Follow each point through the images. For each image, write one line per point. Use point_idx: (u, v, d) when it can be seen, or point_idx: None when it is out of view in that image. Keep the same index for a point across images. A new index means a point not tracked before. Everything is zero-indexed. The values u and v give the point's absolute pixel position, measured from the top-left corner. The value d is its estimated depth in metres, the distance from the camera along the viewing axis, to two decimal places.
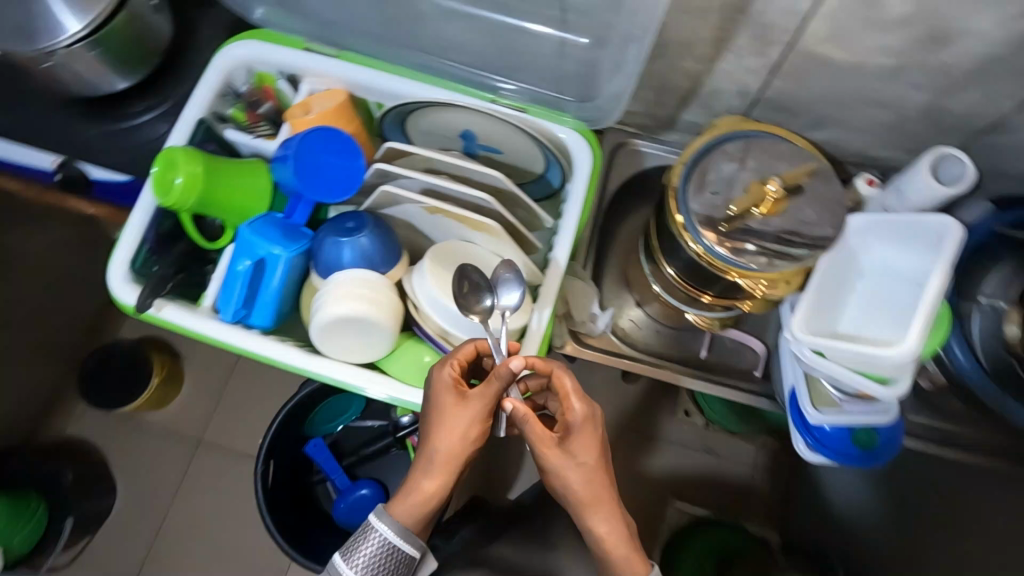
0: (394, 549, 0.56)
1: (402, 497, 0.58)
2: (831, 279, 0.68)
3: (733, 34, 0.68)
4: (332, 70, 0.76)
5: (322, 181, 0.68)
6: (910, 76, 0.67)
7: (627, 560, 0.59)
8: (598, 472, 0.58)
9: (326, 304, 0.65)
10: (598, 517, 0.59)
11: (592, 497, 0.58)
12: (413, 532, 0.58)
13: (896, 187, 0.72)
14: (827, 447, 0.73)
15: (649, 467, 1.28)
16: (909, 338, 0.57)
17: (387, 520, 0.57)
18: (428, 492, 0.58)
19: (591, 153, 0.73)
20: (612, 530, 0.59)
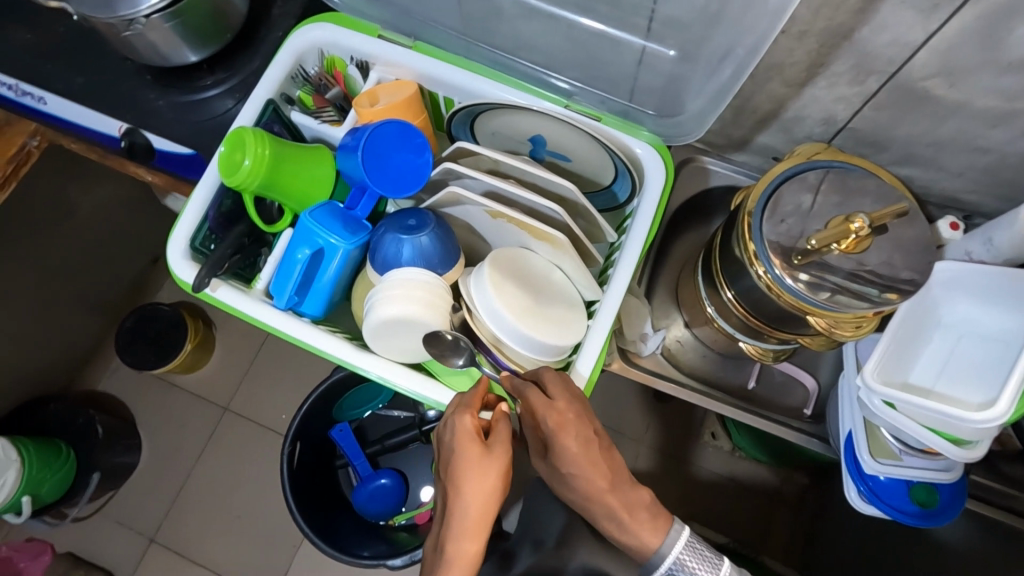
0: None
1: (442, 563, 0.55)
2: (899, 336, 0.64)
3: (830, 60, 0.64)
4: (404, 60, 0.75)
5: (389, 176, 0.67)
6: (1019, 122, 0.62)
7: (643, 538, 0.59)
8: (593, 466, 0.58)
9: (381, 303, 0.63)
10: (608, 501, 0.59)
11: (594, 489, 0.58)
12: None
13: (985, 235, 0.66)
14: (882, 500, 0.69)
15: (671, 487, 1.26)
16: (999, 404, 0.54)
17: None
18: (464, 557, 0.55)
19: (664, 168, 0.70)
20: (624, 515, 0.59)
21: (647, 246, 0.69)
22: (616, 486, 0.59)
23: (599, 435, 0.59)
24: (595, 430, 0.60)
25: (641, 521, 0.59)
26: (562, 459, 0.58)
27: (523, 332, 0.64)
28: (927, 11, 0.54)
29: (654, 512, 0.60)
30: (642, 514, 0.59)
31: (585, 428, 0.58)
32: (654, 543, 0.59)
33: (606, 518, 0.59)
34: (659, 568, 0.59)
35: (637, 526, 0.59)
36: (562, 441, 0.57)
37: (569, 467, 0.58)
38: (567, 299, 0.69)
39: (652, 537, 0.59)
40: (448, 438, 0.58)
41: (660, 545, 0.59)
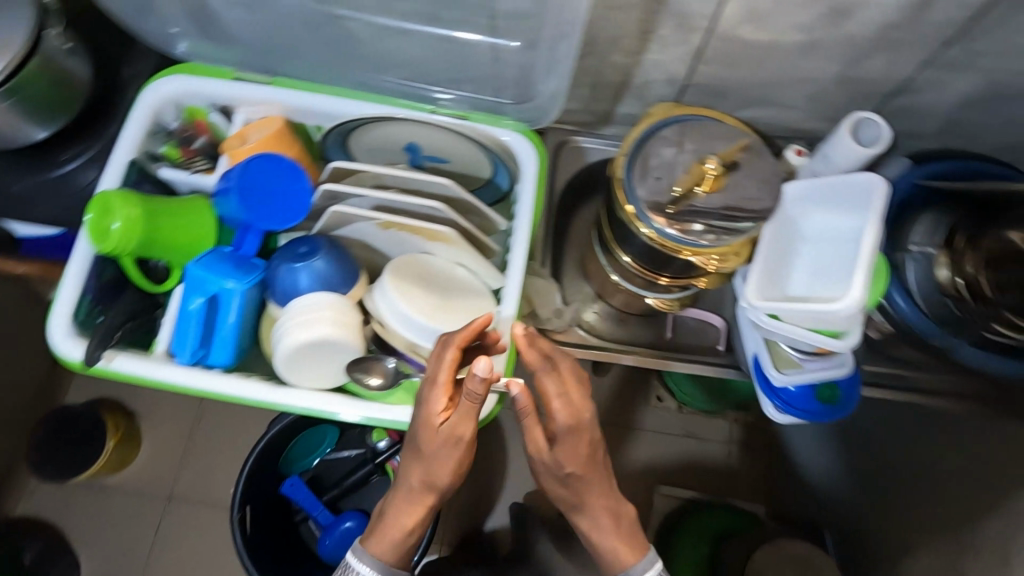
0: None
1: (387, 533, 0.60)
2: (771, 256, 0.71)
3: (656, 25, 0.71)
4: (267, 97, 0.75)
5: (271, 209, 0.67)
6: (822, 49, 0.71)
7: (616, 552, 0.61)
8: (589, 475, 0.59)
9: (288, 332, 0.63)
10: (588, 515, 0.61)
11: (583, 498, 0.60)
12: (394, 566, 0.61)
13: (823, 152, 0.75)
14: (795, 407, 0.76)
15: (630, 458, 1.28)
16: (855, 290, 0.61)
17: (369, 558, 0.60)
18: (408, 528, 0.60)
19: (537, 153, 0.74)
20: (609, 524, 0.61)
21: (535, 223, 0.72)
22: (604, 498, 0.61)
23: (593, 453, 0.58)
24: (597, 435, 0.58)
25: (623, 534, 0.61)
26: (559, 462, 0.57)
27: (434, 327, 0.66)
28: None
29: (627, 526, 0.62)
30: (623, 529, 0.61)
31: (581, 446, 0.57)
32: (629, 562, 0.61)
33: (587, 523, 0.61)
34: None
35: (614, 541, 0.61)
36: (552, 444, 0.57)
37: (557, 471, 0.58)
38: (472, 291, 0.71)
39: (628, 554, 0.61)
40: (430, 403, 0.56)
41: (637, 563, 0.61)
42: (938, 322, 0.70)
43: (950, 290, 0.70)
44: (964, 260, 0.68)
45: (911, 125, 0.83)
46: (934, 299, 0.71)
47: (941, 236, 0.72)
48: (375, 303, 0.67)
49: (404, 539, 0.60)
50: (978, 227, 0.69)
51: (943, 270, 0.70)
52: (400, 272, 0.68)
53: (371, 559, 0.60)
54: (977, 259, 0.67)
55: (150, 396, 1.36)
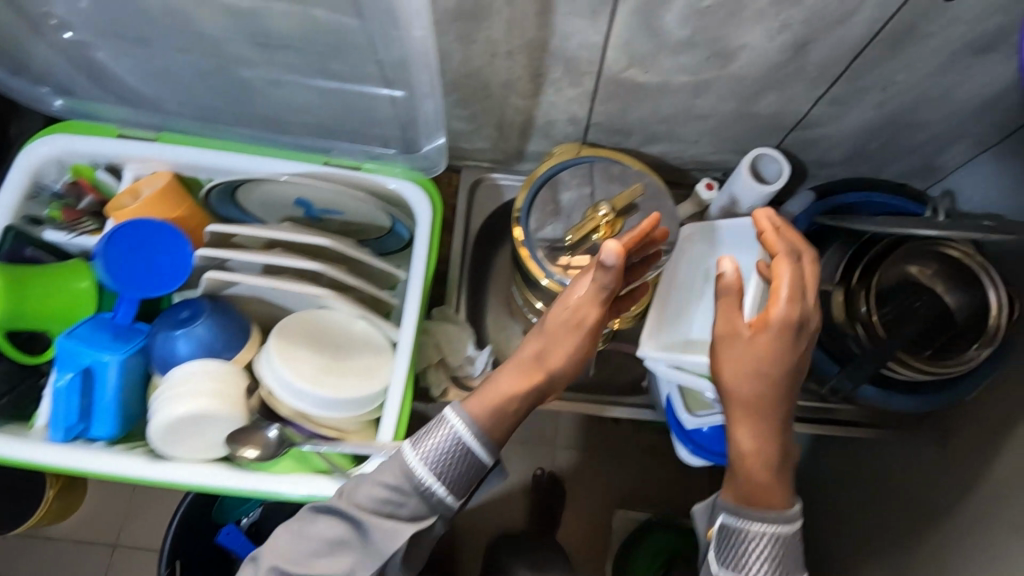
0: (465, 449, 0.52)
1: (478, 392, 0.55)
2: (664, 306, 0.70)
3: (546, 69, 0.70)
4: (154, 154, 0.73)
5: (145, 276, 0.65)
6: (714, 89, 0.71)
7: (763, 486, 0.51)
8: (778, 383, 0.52)
9: (162, 406, 0.61)
10: (763, 431, 0.53)
11: (754, 403, 0.52)
12: (487, 441, 0.53)
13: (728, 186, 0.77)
14: (706, 449, 0.75)
15: None
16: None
17: (461, 416, 0.53)
18: (513, 397, 0.54)
19: (432, 204, 0.72)
20: (751, 462, 0.52)
21: (429, 276, 0.70)
22: (784, 419, 0.54)
23: (806, 346, 0.53)
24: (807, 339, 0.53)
25: (759, 476, 0.52)
26: (729, 356, 0.53)
27: (321, 394, 0.63)
28: (592, 16, 0.61)
29: (764, 442, 0.53)
30: (766, 452, 0.52)
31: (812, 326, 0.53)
32: (776, 502, 0.51)
33: (743, 436, 0.53)
34: (741, 524, 0.50)
35: (745, 475, 0.52)
36: (750, 347, 0.52)
37: (737, 367, 0.52)
38: (369, 347, 0.69)
39: (777, 497, 0.51)
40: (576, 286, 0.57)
41: (783, 512, 0.50)
42: (837, 359, 0.70)
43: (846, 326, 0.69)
44: (857, 301, 0.68)
45: (817, 155, 0.83)
46: (833, 335, 0.70)
47: (838, 275, 0.71)
48: (262, 371, 0.65)
49: (503, 408, 0.54)
50: (875, 264, 0.69)
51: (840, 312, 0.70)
52: (289, 332, 0.66)
53: (468, 417, 0.53)
54: (868, 300, 0.68)
55: None
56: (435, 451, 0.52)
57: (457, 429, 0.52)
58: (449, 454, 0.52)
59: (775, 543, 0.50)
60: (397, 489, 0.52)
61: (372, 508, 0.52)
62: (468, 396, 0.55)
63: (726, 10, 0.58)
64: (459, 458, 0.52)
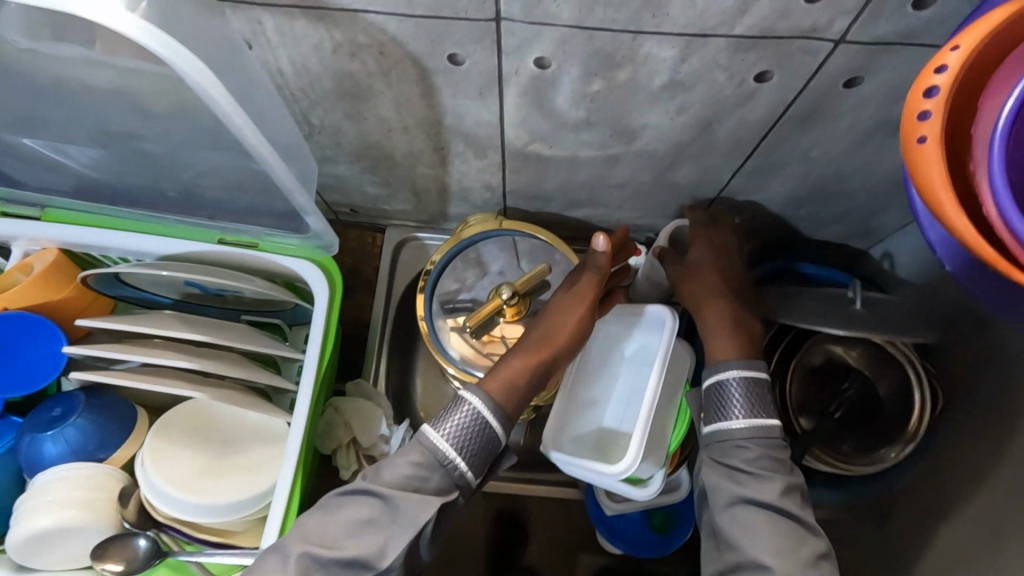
0: (485, 424, 0.53)
1: (493, 371, 0.57)
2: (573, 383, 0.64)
3: (447, 143, 0.67)
4: (36, 232, 0.69)
5: (15, 371, 0.61)
6: (625, 161, 0.67)
7: (718, 345, 0.58)
8: (707, 281, 0.64)
9: (20, 517, 0.57)
10: (711, 310, 0.61)
11: (698, 311, 0.62)
12: (503, 407, 0.54)
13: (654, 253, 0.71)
14: (623, 538, 0.72)
15: None
16: (632, 450, 0.56)
17: (481, 396, 0.54)
18: (523, 373, 0.57)
19: (328, 285, 0.68)
20: (707, 329, 0.60)
21: (319, 365, 0.65)
22: (737, 316, 0.61)
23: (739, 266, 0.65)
24: (733, 246, 0.68)
25: (722, 339, 0.59)
26: (705, 299, 0.62)
27: (197, 500, 0.60)
28: (480, 97, 0.57)
29: (746, 328, 0.60)
30: (743, 330, 0.59)
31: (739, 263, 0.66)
32: (724, 351, 0.58)
33: (708, 319, 0.61)
34: (711, 378, 0.57)
35: (714, 344, 0.58)
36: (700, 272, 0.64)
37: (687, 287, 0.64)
38: (257, 440, 0.64)
39: (727, 348, 0.58)
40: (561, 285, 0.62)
41: (739, 359, 0.56)
42: None
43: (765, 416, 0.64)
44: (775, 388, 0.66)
45: (747, 219, 0.79)
46: None
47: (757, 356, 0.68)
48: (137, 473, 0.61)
49: (511, 377, 0.56)
50: (794, 346, 0.67)
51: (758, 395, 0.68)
52: (167, 432, 0.63)
53: (484, 394, 0.54)
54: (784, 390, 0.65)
55: None
56: (457, 428, 0.53)
57: (477, 407, 0.53)
58: (471, 430, 0.52)
59: (746, 393, 0.55)
60: (422, 466, 0.52)
61: (398, 484, 0.51)
62: (483, 378, 0.56)
63: (618, 93, 0.54)
64: (477, 432, 0.53)
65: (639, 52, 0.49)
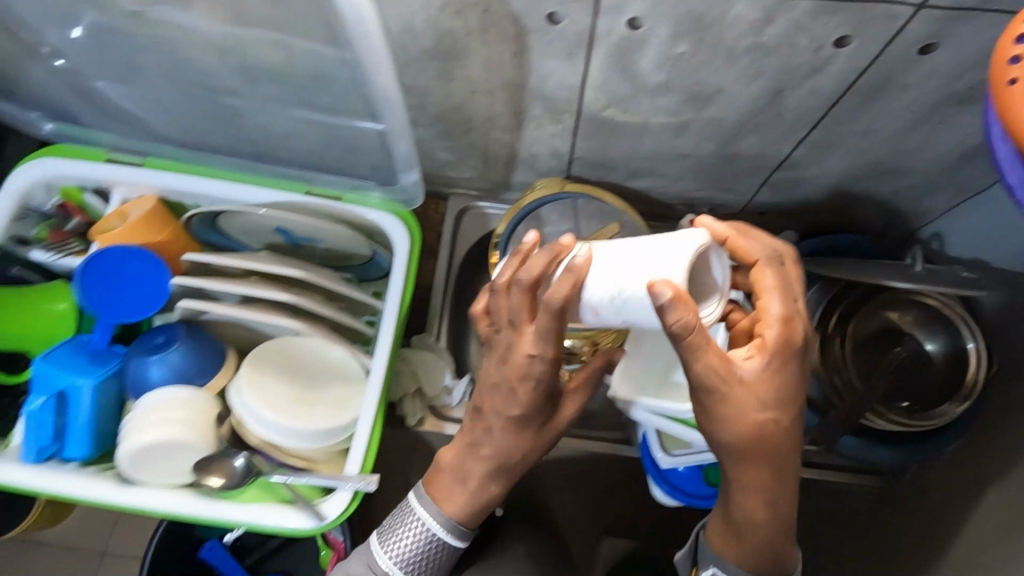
0: (439, 540, 0.53)
1: (445, 486, 0.53)
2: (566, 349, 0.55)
3: (525, 107, 0.71)
4: (139, 179, 0.74)
5: (123, 300, 0.65)
6: (695, 130, 0.70)
7: (756, 549, 0.49)
8: (757, 444, 0.46)
9: (132, 432, 0.61)
10: (755, 487, 0.48)
11: (728, 462, 0.48)
12: (462, 525, 0.53)
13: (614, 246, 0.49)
14: (681, 490, 0.75)
15: None
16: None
17: (430, 506, 0.53)
18: (485, 484, 0.52)
19: (410, 233, 0.72)
20: (733, 491, 0.49)
21: (404, 308, 0.70)
22: (773, 489, 0.48)
23: (773, 413, 0.45)
24: (794, 387, 0.45)
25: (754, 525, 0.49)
26: (746, 483, 0.48)
27: (287, 424, 0.64)
28: (568, 58, 0.61)
29: (777, 511, 0.49)
30: (778, 522, 0.49)
31: (768, 404, 0.45)
32: (732, 556, 0.50)
33: (737, 490, 0.49)
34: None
35: (727, 532, 0.51)
36: (745, 418, 0.44)
37: (729, 433, 0.45)
38: (337, 378, 0.69)
39: (738, 555, 0.50)
40: (510, 387, 0.48)
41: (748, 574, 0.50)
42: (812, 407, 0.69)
43: (819, 373, 0.68)
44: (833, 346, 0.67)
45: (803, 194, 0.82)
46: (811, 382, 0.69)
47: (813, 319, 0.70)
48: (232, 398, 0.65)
49: (468, 503, 0.53)
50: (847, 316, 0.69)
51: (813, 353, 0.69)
52: (259, 359, 0.67)
53: (439, 511, 0.53)
54: (843, 346, 0.66)
55: None
56: (404, 548, 0.52)
57: (433, 527, 0.52)
58: (420, 550, 0.52)
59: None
60: None
61: None
62: (431, 477, 0.55)
63: (700, 57, 0.58)
64: (412, 572, 0.52)
65: (727, 14, 0.53)
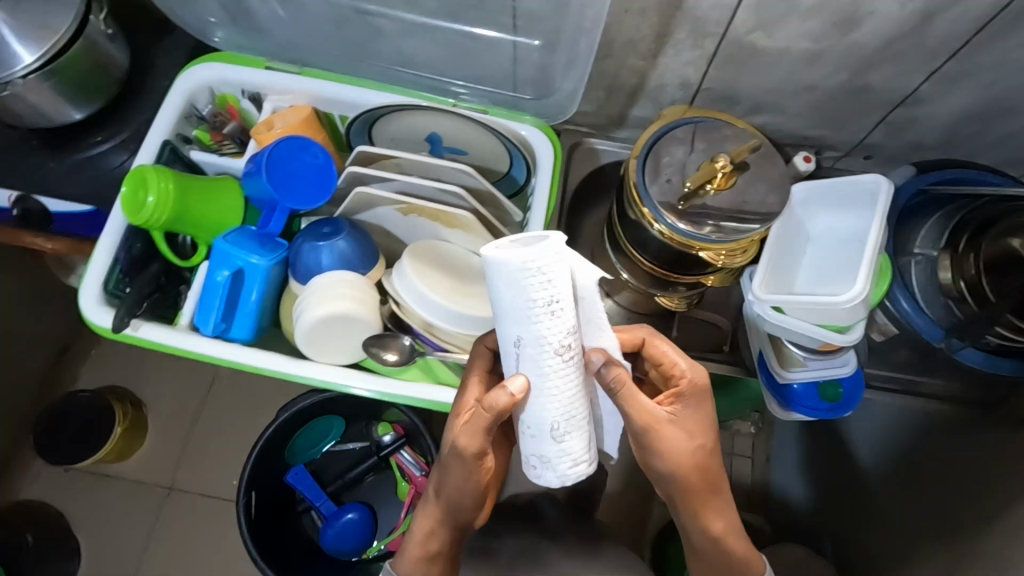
0: None
1: (406, 560, 0.70)
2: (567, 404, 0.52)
3: (671, 29, 0.74)
4: (296, 86, 0.78)
5: (299, 188, 0.70)
6: (832, 58, 0.74)
7: (708, 551, 0.66)
8: (681, 466, 0.59)
9: (308, 307, 0.66)
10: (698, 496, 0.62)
11: (671, 485, 0.61)
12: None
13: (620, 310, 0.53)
14: (797, 403, 0.79)
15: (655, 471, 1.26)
16: (858, 283, 0.64)
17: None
18: (425, 543, 0.69)
19: (552, 146, 0.77)
20: (684, 514, 0.65)
21: (551, 215, 0.76)
22: (717, 511, 0.64)
23: (701, 440, 0.59)
24: (678, 427, 0.59)
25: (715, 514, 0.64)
26: (694, 520, 0.64)
27: (450, 308, 0.68)
28: None
29: (727, 523, 0.65)
30: (735, 542, 0.66)
31: (699, 437, 0.60)
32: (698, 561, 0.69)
33: (691, 527, 0.65)
34: None
35: (699, 564, 0.68)
36: (673, 454, 0.58)
37: (671, 469, 0.59)
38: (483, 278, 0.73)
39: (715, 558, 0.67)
40: (468, 485, 0.61)
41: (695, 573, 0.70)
42: (942, 325, 0.72)
43: (951, 290, 0.72)
44: (967, 262, 0.71)
45: (917, 133, 0.85)
46: (941, 298, 0.73)
47: (944, 239, 0.74)
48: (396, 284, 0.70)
49: (415, 564, 0.69)
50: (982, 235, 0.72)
51: (945, 272, 0.73)
52: (424, 248, 0.72)
53: None
54: (979, 261, 0.70)
55: (156, 386, 1.40)
56: None
57: None
58: None
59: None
60: None
61: None
62: (398, 560, 0.71)
63: None
64: None
65: None
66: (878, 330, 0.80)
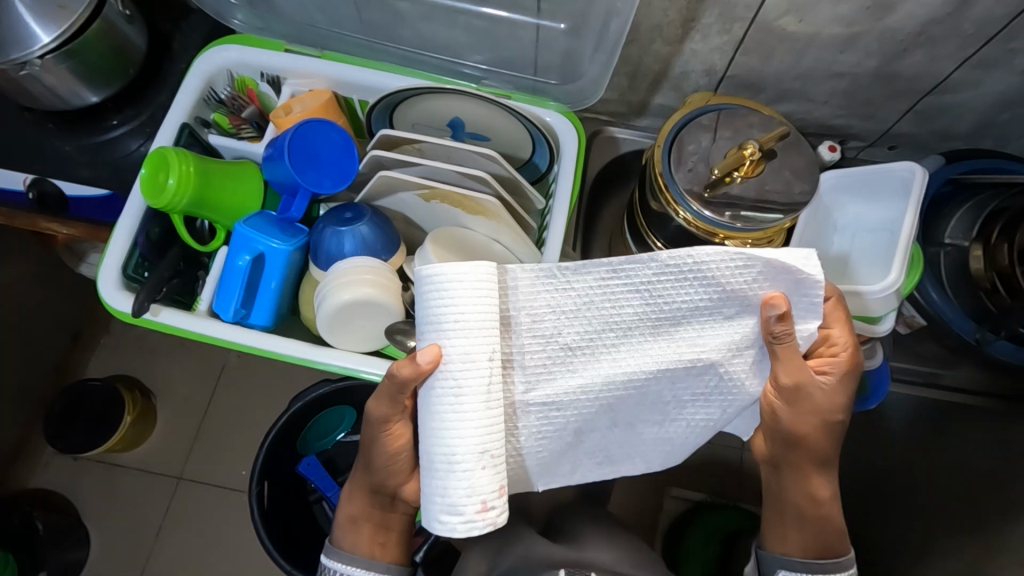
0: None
1: (344, 532, 0.69)
2: (429, 433, 0.51)
3: (700, 14, 0.73)
4: (315, 69, 0.77)
5: (321, 172, 0.70)
6: (864, 43, 0.73)
7: (806, 523, 0.62)
8: (818, 432, 0.59)
9: (330, 292, 0.65)
10: (824, 458, 0.62)
11: (810, 448, 0.61)
12: (360, 555, 0.67)
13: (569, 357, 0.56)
14: None
15: (670, 463, 1.24)
16: (893, 273, 0.63)
17: (337, 556, 0.68)
18: (361, 510, 0.69)
19: (576, 131, 0.77)
20: (803, 477, 0.63)
21: (573, 203, 0.75)
22: (823, 472, 0.62)
23: (843, 417, 0.59)
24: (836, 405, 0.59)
25: (823, 479, 0.62)
26: (806, 475, 0.62)
27: None
28: None
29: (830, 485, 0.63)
30: (829, 509, 0.62)
31: (835, 411, 0.59)
32: (796, 541, 0.62)
33: (795, 483, 0.63)
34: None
35: (785, 528, 0.63)
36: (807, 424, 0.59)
37: (795, 426, 0.59)
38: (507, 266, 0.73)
39: (799, 538, 0.62)
40: (374, 446, 0.64)
41: (784, 555, 0.62)
42: (972, 316, 0.73)
43: (981, 280, 0.72)
44: (999, 253, 0.69)
45: (945, 122, 0.84)
46: (967, 288, 0.74)
47: (975, 231, 0.74)
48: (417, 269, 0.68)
49: (353, 536, 0.68)
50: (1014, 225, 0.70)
51: (977, 261, 0.72)
52: (449, 233, 0.71)
53: (340, 557, 0.67)
54: (1012, 252, 0.68)
55: (166, 374, 1.39)
56: None
57: (338, 568, 0.67)
58: None
59: None
60: None
61: None
62: (336, 538, 0.69)
63: None
64: None
65: None
66: (904, 321, 0.81)
